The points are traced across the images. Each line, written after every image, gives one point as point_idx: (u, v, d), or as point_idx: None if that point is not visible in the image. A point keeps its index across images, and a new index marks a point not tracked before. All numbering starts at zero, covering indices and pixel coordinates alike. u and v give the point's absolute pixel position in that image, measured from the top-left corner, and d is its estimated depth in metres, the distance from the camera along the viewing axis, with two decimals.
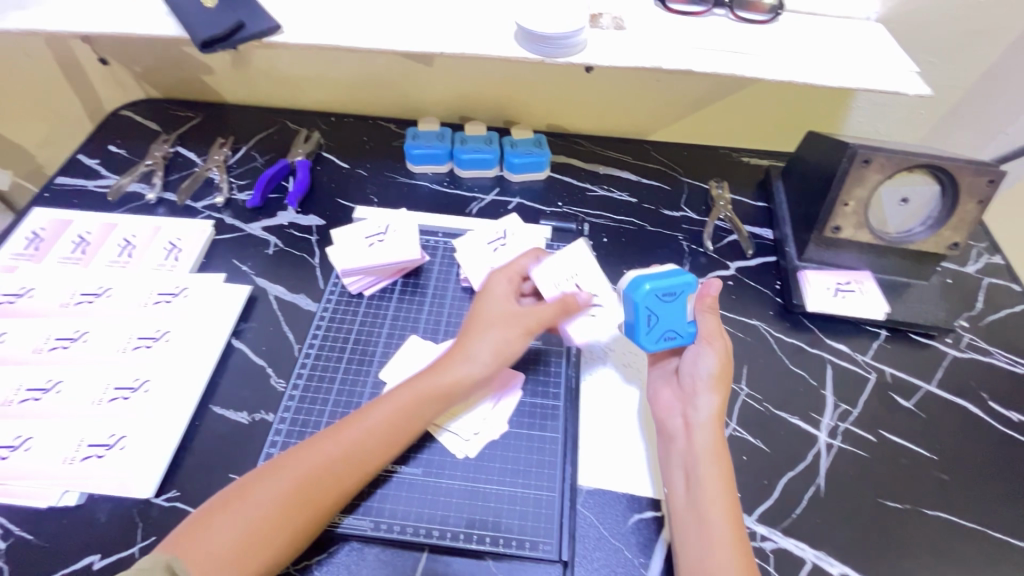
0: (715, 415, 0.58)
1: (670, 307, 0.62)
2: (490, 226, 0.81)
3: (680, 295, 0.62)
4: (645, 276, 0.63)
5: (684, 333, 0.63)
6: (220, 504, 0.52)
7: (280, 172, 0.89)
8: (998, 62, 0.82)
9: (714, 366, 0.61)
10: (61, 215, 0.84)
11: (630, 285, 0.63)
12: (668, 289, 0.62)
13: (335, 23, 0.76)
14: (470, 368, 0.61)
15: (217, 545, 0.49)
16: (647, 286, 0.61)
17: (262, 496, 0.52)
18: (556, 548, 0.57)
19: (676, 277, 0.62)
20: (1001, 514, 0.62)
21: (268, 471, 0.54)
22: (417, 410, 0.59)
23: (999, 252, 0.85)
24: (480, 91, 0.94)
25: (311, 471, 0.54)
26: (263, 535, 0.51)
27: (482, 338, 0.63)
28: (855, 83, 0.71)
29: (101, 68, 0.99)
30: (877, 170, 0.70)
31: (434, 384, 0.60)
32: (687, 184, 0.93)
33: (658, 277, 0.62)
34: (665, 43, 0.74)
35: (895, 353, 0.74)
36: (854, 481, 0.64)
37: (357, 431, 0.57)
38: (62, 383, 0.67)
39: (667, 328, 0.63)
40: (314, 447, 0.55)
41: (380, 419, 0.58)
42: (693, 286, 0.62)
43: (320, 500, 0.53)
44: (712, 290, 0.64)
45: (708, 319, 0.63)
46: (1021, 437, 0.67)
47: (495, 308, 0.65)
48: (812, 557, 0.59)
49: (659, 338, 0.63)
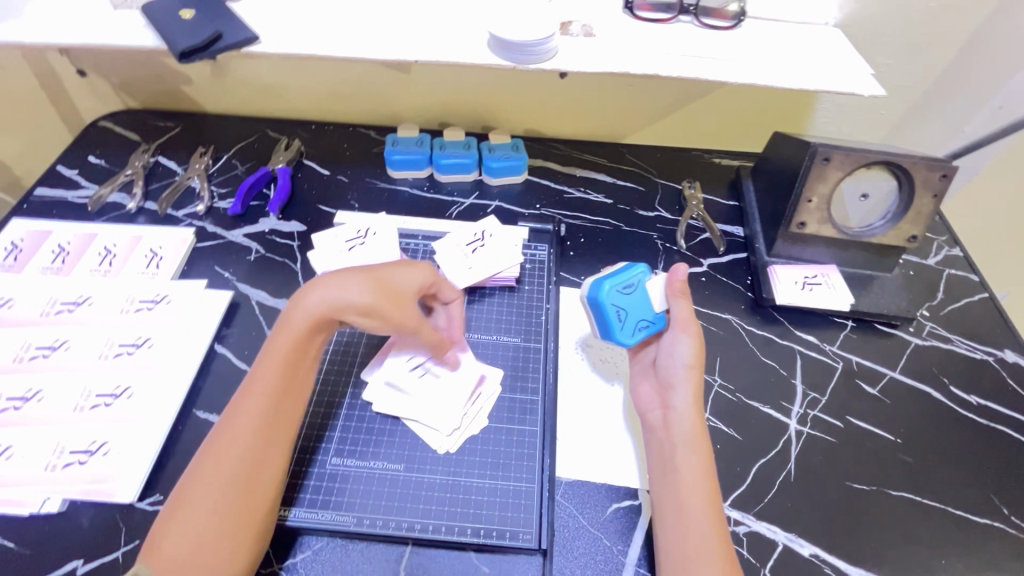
0: (692, 403, 0.60)
1: (634, 298, 0.66)
2: (468, 228, 0.83)
3: (639, 285, 0.67)
4: (603, 277, 0.67)
5: (655, 320, 0.66)
6: (172, 509, 0.52)
7: (261, 179, 0.90)
8: (950, 64, 0.86)
9: (688, 355, 0.62)
10: (40, 226, 0.84)
11: (591, 288, 0.67)
12: (626, 283, 0.67)
13: (312, 33, 0.78)
14: (357, 318, 0.61)
15: (175, 547, 0.49)
16: (607, 283, 0.66)
17: (204, 493, 0.52)
18: (535, 538, 0.59)
19: (630, 271, 0.68)
20: (962, 492, 0.65)
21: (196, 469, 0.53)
22: (297, 352, 0.59)
23: (959, 245, 0.89)
24: (458, 98, 0.97)
25: (246, 449, 0.54)
26: (213, 526, 0.51)
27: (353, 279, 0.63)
28: (815, 85, 0.74)
29: (79, 79, 1.00)
30: (837, 167, 0.73)
31: (305, 324, 0.60)
32: (661, 185, 0.95)
33: (614, 275, 0.67)
34: (633, 49, 0.77)
35: (860, 343, 0.77)
36: (823, 466, 0.66)
37: (252, 398, 0.57)
38: (43, 391, 0.67)
39: (638, 319, 0.66)
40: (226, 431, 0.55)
41: (270, 374, 0.58)
42: (648, 276, 0.68)
43: (255, 475, 0.54)
44: (680, 275, 0.66)
45: (680, 306, 0.65)
46: (979, 419, 0.71)
47: (383, 262, 0.65)
48: (783, 539, 0.61)
49: (633, 330, 0.66)
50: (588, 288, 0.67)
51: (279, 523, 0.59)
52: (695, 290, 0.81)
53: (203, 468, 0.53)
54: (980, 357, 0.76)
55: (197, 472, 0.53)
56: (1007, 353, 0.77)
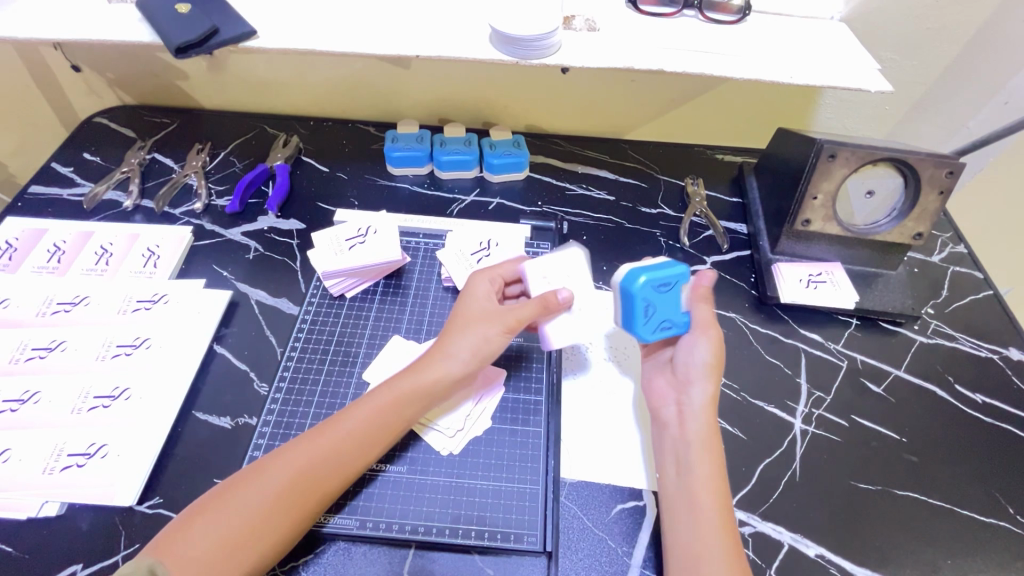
0: (708, 402, 0.60)
1: (666, 297, 0.63)
2: (476, 234, 0.82)
3: (673, 286, 0.63)
4: (641, 268, 0.63)
5: (679, 323, 0.64)
6: (211, 501, 0.53)
7: (259, 176, 0.89)
8: (956, 58, 0.85)
9: (708, 356, 0.61)
10: (35, 224, 0.83)
11: (626, 277, 0.63)
12: (664, 281, 0.63)
13: (311, 28, 0.76)
14: (450, 365, 0.61)
15: (202, 545, 0.50)
16: (643, 277, 0.62)
17: (248, 498, 0.52)
18: (540, 540, 0.59)
19: (670, 269, 0.63)
20: (967, 492, 0.65)
21: (254, 473, 0.54)
22: (398, 411, 0.59)
23: (963, 242, 0.88)
24: (458, 94, 0.95)
25: (300, 471, 0.54)
26: (244, 538, 0.51)
27: (462, 335, 0.62)
28: (821, 81, 0.73)
29: (73, 75, 0.98)
30: (843, 164, 0.72)
31: (414, 383, 0.60)
32: (664, 181, 0.94)
33: (654, 269, 0.63)
34: (637, 43, 0.76)
35: (865, 341, 0.76)
36: (828, 466, 0.66)
37: (344, 433, 0.57)
38: (40, 393, 0.66)
39: (663, 319, 0.63)
40: (301, 448, 0.56)
41: (364, 416, 0.58)
42: (686, 277, 0.63)
43: (312, 496, 0.54)
44: (706, 280, 0.65)
45: (701, 310, 0.63)
46: (984, 418, 0.70)
47: (476, 307, 0.64)
48: (788, 540, 0.61)
49: (655, 329, 0.63)
50: (623, 277, 0.63)
51: None
52: None
53: (264, 474, 0.54)
54: (985, 355, 0.76)
55: (249, 477, 0.54)
56: (1012, 351, 0.76)
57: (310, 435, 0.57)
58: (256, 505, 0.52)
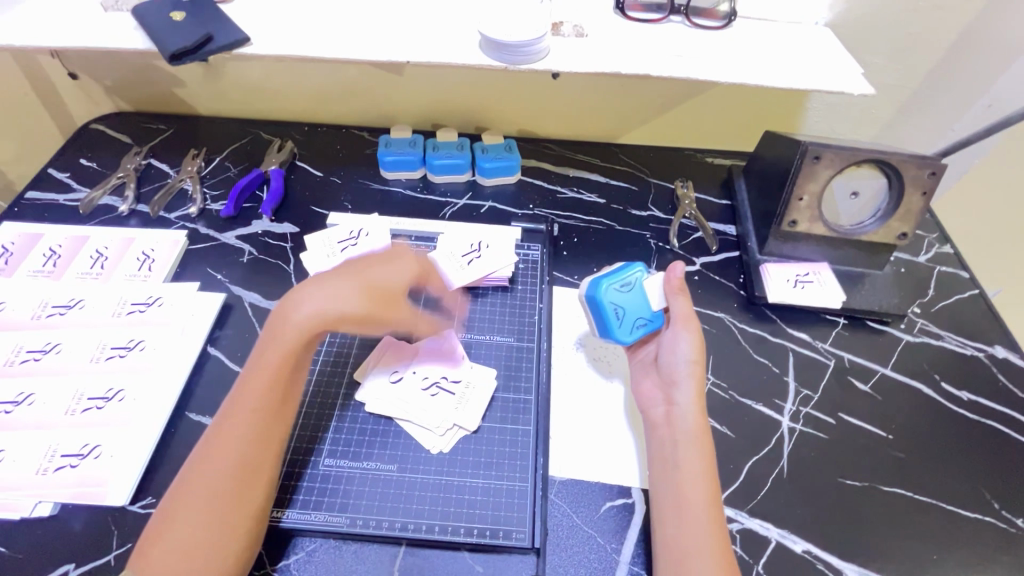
0: (695, 399, 0.61)
1: (631, 296, 0.67)
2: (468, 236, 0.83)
3: (637, 284, 0.68)
4: (601, 275, 0.68)
5: (652, 318, 0.67)
6: (176, 499, 0.52)
7: (254, 181, 0.90)
8: (938, 63, 0.87)
9: (689, 350, 0.63)
10: (31, 229, 0.84)
11: (590, 286, 0.68)
12: (623, 281, 0.67)
13: (305, 34, 0.78)
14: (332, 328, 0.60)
15: (183, 542, 0.50)
16: (605, 282, 0.67)
17: (200, 500, 0.52)
18: (529, 536, 0.59)
19: (626, 270, 0.68)
20: (953, 488, 0.66)
21: (202, 461, 0.54)
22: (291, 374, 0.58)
23: (949, 242, 0.89)
24: (450, 99, 0.97)
25: (237, 464, 0.54)
26: (219, 523, 0.52)
27: (338, 299, 0.60)
28: (805, 84, 0.75)
29: (70, 82, 0.99)
30: (827, 165, 0.73)
31: (341, 332, 0.62)
32: (654, 184, 0.96)
33: (612, 274, 0.68)
34: (624, 48, 0.77)
35: (852, 340, 0.77)
36: (815, 462, 0.67)
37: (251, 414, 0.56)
38: (34, 395, 0.67)
39: (636, 317, 0.67)
40: (238, 422, 0.55)
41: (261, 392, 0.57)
42: (646, 274, 0.68)
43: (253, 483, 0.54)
44: (678, 272, 0.67)
45: (679, 302, 0.66)
46: (969, 415, 0.71)
47: (404, 260, 0.66)
48: (775, 536, 0.62)
49: (632, 328, 0.67)
50: (587, 287, 0.68)
51: (275, 525, 0.58)
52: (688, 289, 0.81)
53: (214, 459, 0.54)
54: (971, 354, 0.76)
55: (200, 467, 0.53)
56: (997, 349, 0.77)
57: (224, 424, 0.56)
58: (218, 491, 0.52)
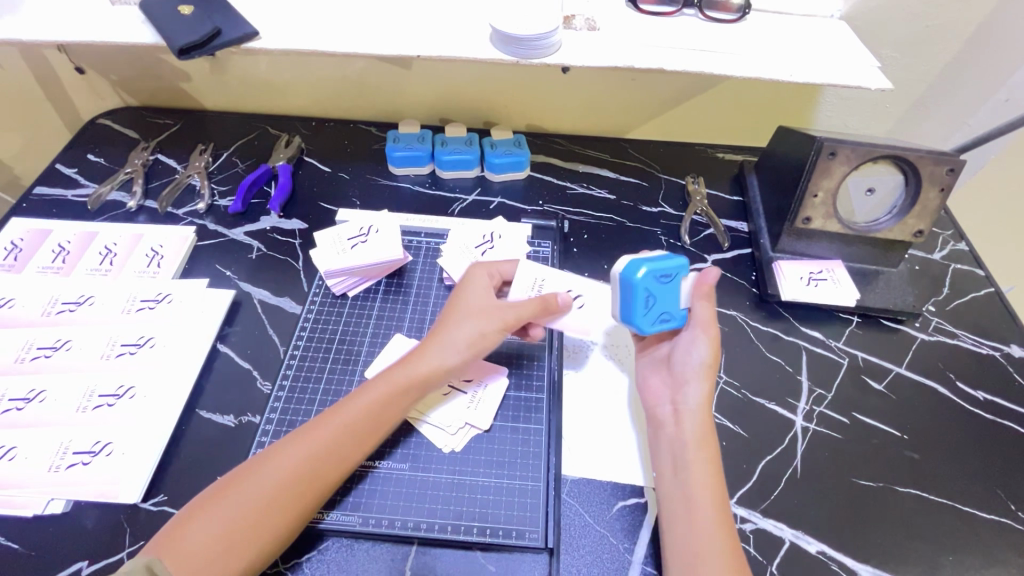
0: (705, 403, 0.60)
1: (667, 291, 0.64)
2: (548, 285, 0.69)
3: (674, 278, 0.64)
4: (642, 258, 0.64)
5: (677, 316, 0.65)
6: (205, 501, 0.53)
7: (262, 176, 0.90)
8: (955, 56, 0.85)
9: (706, 356, 0.62)
10: (40, 225, 0.83)
11: (627, 268, 0.63)
12: (666, 273, 0.63)
13: (314, 28, 0.77)
14: (444, 357, 0.62)
15: (198, 548, 0.50)
16: (648, 266, 0.62)
17: (237, 501, 0.52)
18: (542, 536, 0.59)
19: (671, 260, 0.64)
20: (969, 489, 0.65)
21: (249, 470, 0.54)
22: (393, 401, 0.60)
23: (964, 239, 0.88)
24: (459, 94, 0.96)
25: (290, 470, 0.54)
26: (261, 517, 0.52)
27: (458, 327, 0.63)
28: (821, 79, 0.74)
29: (77, 76, 0.99)
30: (843, 161, 0.72)
31: (410, 374, 0.61)
32: (664, 180, 0.95)
33: (657, 261, 0.63)
34: (637, 42, 0.76)
35: (866, 338, 0.76)
36: (829, 462, 0.66)
37: (331, 429, 0.57)
38: (45, 392, 0.67)
39: (662, 310, 0.64)
40: (294, 443, 0.56)
41: (351, 411, 0.58)
42: (686, 270, 0.64)
43: (302, 498, 0.54)
44: (710, 279, 0.65)
45: (703, 307, 0.64)
46: (985, 414, 0.70)
47: (474, 300, 0.65)
48: (789, 536, 0.61)
49: (655, 320, 0.64)
50: (624, 267, 0.63)
51: None
52: None
53: (258, 472, 0.54)
54: (986, 352, 0.76)
55: (245, 474, 0.54)
56: (1013, 348, 0.76)
57: (300, 432, 0.57)
58: (251, 503, 0.52)
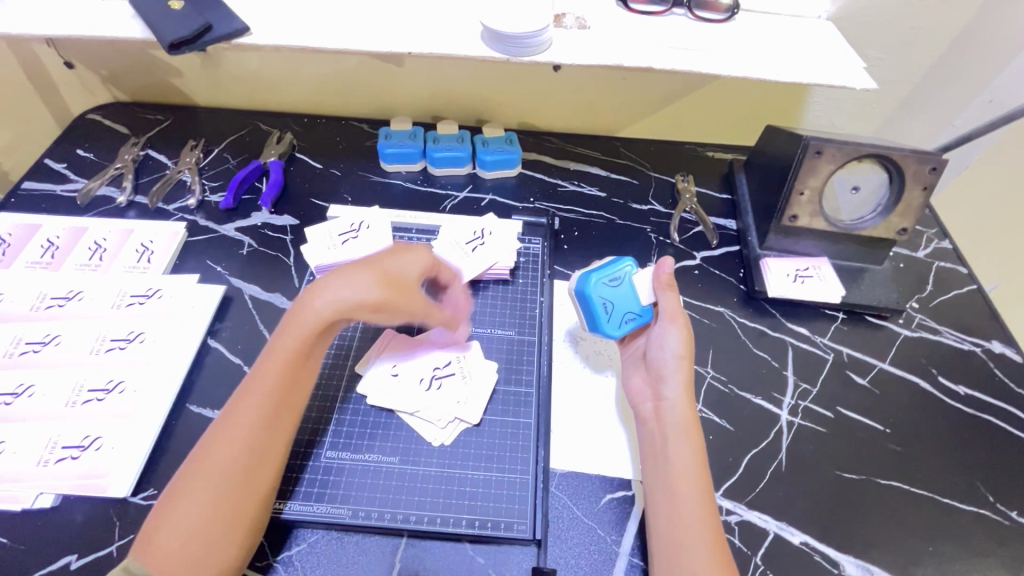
0: (683, 394, 0.61)
1: (621, 292, 0.67)
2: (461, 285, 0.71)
3: (626, 279, 0.68)
4: (591, 269, 0.69)
5: (641, 312, 0.67)
6: (177, 490, 0.52)
7: (253, 173, 0.90)
8: (941, 58, 0.87)
9: (679, 347, 0.63)
10: (28, 220, 0.83)
11: (579, 280, 0.69)
12: (613, 277, 0.68)
13: (305, 24, 0.77)
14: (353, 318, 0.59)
15: (174, 544, 0.49)
16: (593, 276, 0.67)
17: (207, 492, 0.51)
18: (530, 528, 0.60)
19: (617, 264, 0.69)
20: (950, 481, 0.66)
21: (199, 461, 0.53)
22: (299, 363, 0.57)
23: (948, 237, 0.90)
24: (452, 91, 0.96)
25: (243, 458, 0.53)
26: (231, 509, 0.52)
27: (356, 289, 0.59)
28: (807, 78, 0.75)
29: (66, 71, 0.98)
30: (829, 160, 0.73)
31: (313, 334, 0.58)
32: (654, 178, 0.96)
33: (601, 268, 0.68)
34: (627, 41, 0.77)
35: (850, 334, 0.78)
36: (813, 455, 0.67)
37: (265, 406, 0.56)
38: (34, 387, 0.67)
39: (625, 311, 0.67)
40: (236, 428, 0.54)
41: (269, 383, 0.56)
42: (635, 269, 0.69)
43: (257, 484, 0.54)
44: (666, 269, 0.66)
45: (668, 298, 0.65)
46: (966, 409, 0.72)
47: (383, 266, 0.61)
48: (774, 528, 0.62)
49: (620, 323, 0.67)
50: (576, 281, 0.69)
51: (278, 517, 0.59)
52: (688, 283, 0.81)
53: (218, 460, 0.53)
54: (968, 348, 0.77)
55: (198, 465, 0.52)
56: (995, 344, 0.78)
57: (234, 411, 0.55)
58: (221, 493, 0.52)
